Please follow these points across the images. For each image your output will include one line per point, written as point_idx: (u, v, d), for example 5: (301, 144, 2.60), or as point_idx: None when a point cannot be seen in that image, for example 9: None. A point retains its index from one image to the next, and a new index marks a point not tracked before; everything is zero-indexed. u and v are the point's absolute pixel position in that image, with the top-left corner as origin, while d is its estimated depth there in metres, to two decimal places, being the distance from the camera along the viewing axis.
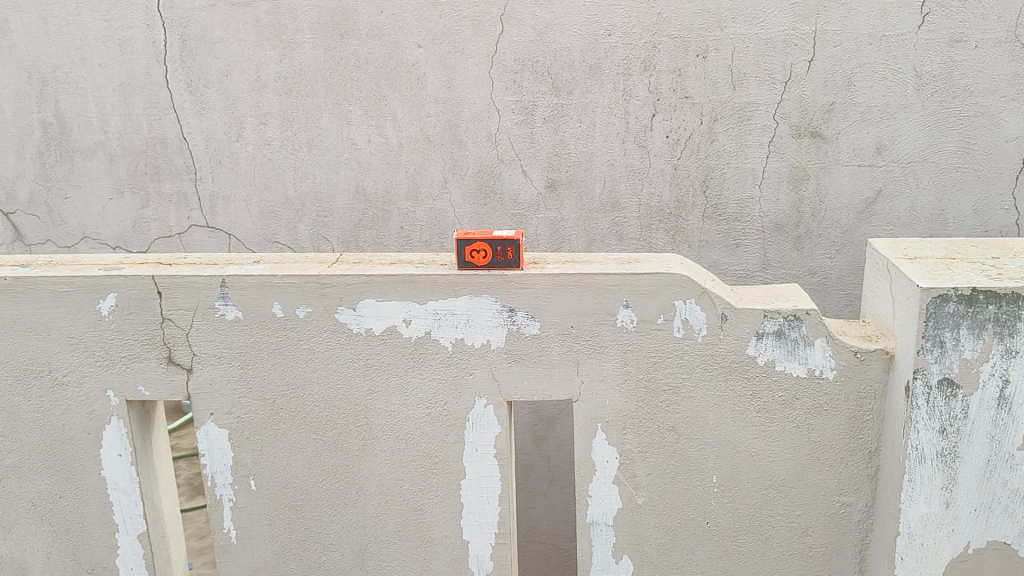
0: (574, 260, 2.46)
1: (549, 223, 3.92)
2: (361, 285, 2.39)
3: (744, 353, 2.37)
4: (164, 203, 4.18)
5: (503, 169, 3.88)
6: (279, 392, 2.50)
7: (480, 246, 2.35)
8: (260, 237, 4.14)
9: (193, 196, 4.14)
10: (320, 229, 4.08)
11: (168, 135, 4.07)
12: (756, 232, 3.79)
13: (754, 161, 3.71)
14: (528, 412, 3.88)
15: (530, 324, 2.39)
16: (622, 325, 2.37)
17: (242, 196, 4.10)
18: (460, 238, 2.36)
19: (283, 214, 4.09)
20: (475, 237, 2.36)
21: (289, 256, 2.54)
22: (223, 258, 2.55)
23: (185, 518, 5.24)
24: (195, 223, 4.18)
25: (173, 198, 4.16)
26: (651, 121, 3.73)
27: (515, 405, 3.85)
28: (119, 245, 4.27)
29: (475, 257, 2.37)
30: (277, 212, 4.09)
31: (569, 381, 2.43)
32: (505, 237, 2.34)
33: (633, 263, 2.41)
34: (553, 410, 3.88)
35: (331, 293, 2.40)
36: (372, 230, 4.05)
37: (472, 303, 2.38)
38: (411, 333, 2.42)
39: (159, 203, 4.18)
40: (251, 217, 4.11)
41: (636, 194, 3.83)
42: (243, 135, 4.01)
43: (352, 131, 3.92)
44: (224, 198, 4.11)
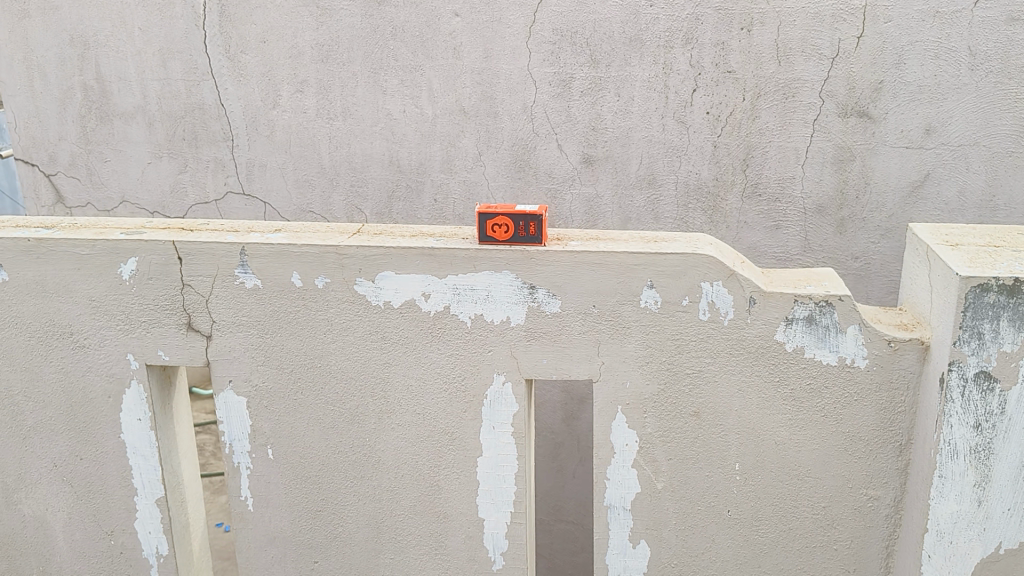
0: (599, 237, 2.39)
1: (584, 199, 3.85)
2: (379, 256, 2.35)
3: (771, 338, 2.29)
4: (201, 169, 4.18)
5: (538, 142, 3.82)
6: (297, 363, 2.48)
7: (501, 220, 2.30)
8: (294, 206, 4.13)
9: (229, 162, 4.14)
10: (354, 199, 4.07)
11: (206, 101, 4.07)
12: (798, 214, 3.67)
13: (798, 140, 3.59)
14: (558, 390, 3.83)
15: (551, 302, 2.34)
16: (646, 306, 2.30)
17: (277, 164, 4.09)
18: (482, 212, 2.31)
19: (317, 183, 4.08)
20: (497, 211, 2.30)
21: (310, 225, 2.50)
22: (243, 225, 2.52)
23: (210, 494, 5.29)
24: (230, 189, 4.18)
25: (210, 164, 4.16)
26: (691, 96, 3.63)
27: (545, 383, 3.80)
28: (157, 210, 4.29)
29: (497, 232, 2.31)
30: (311, 180, 4.07)
31: (590, 361, 2.38)
32: (528, 211, 2.28)
33: (660, 242, 2.34)
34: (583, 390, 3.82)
35: (349, 264, 2.36)
36: (405, 201, 4.02)
37: (492, 279, 2.33)
38: (430, 307, 2.38)
39: (196, 168, 4.19)
40: (286, 185, 4.11)
41: (674, 172, 3.74)
42: (279, 102, 3.99)
43: (388, 100, 3.88)
44: (260, 164, 4.11)
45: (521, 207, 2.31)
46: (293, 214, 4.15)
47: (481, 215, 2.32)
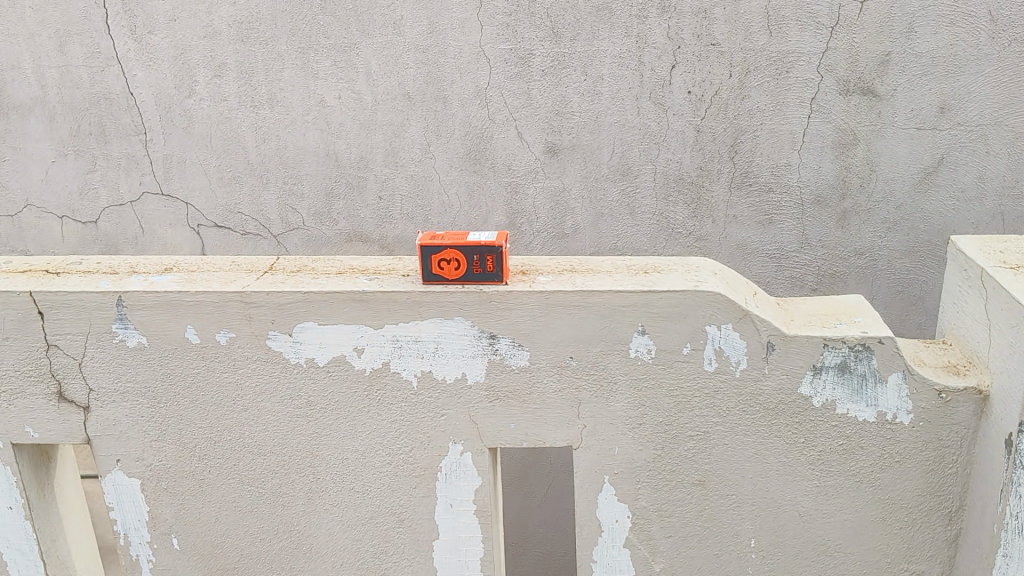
0: (574, 268, 1.91)
1: (550, 193, 3.36)
2: (298, 303, 1.84)
3: (794, 392, 1.83)
4: (113, 168, 3.62)
5: (495, 130, 3.31)
6: (202, 436, 1.97)
7: (451, 256, 1.81)
8: (220, 207, 3.60)
9: (144, 159, 3.58)
10: (286, 199, 3.54)
11: (112, 90, 3.50)
12: (794, 206, 3.21)
13: (793, 121, 3.12)
14: None
15: (518, 354, 1.85)
16: (636, 356, 1.83)
17: (198, 161, 3.54)
18: (426, 246, 1.81)
19: (244, 181, 3.54)
20: (445, 243, 1.80)
21: (213, 263, 2.00)
22: (129, 263, 2.01)
23: None
24: (147, 189, 3.63)
25: (122, 162, 3.60)
26: (670, 74, 3.14)
27: None
28: (67, 214, 3.73)
29: (447, 269, 1.82)
30: (237, 178, 3.53)
31: (568, 425, 1.91)
32: (485, 244, 1.79)
33: (652, 275, 1.87)
34: None
35: (260, 315, 1.85)
36: (346, 199, 3.50)
37: (442, 328, 1.84)
38: (364, 364, 1.89)
39: (106, 167, 3.62)
40: (210, 184, 3.57)
41: (652, 160, 3.25)
42: (196, 90, 3.43)
43: (320, 85, 3.34)
44: (179, 161, 3.55)
45: (475, 238, 1.82)
46: (220, 217, 3.62)
47: (424, 248, 1.82)
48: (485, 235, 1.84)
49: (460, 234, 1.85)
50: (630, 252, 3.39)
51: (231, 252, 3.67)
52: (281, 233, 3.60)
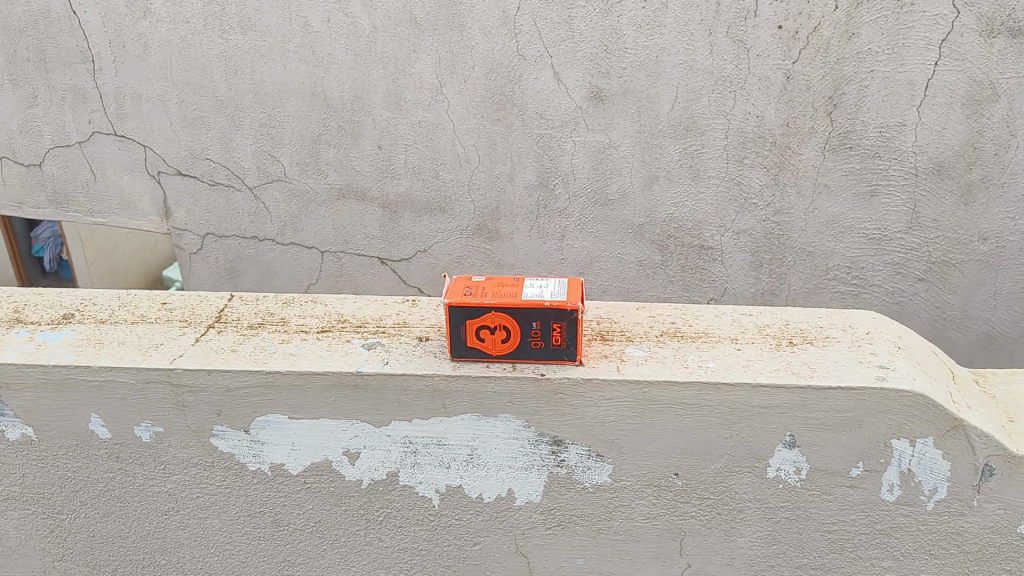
0: (678, 332, 1.28)
1: (591, 149, 2.61)
2: (258, 389, 1.20)
3: (1011, 533, 1.21)
4: (57, 103, 2.88)
5: (525, 69, 2.53)
6: (126, 560, 1.36)
7: (496, 321, 1.16)
8: (183, 151, 2.88)
9: (94, 93, 2.84)
10: (265, 145, 2.81)
11: (52, 7, 2.73)
12: (906, 175, 2.44)
13: (913, 70, 2.31)
14: None
15: (595, 469, 1.22)
16: (777, 476, 1.21)
17: (157, 97, 2.79)
18: (459, 307, 1.16)
19: (213, 121, 2.81)
20: (489, 304, 1.15)
21: (138, 307, 1.35)
22: (19, 300, 1.39)
23: None
24: (97, 128, 2.90)
25: (68, 96, 2.86)
26: (756, 3, 2.32)
27: None
28: (7, 156, 3.04)
29: (488, 341, 1.18)
30: (203, 118, 2.80)
31: (661, 561, 1.30)
32: (548, 304, 1.14)
33: (798, 349, 1.23)
34: None
35: (198, 403, 1.22)
36: (337, 148, 2.78)
37: (478, 429, 1.21)
38: (359, 474, 1.26)
39: (49, 102, 2.89)
40: (172, 124, 2.83)
41: (724, 112, 2.48)
42: (151, 9, 2.65)
43: (303, 5, 2.56)
44: (134, 96, 2.81)
45: (530, 294, 1.17)
46: (184, 162, 2.90)
47: (454, 310, 1.17)
48: (547, 287, 1.19)
49: (508, 285, 1.20)
50: (690, 224, 2.66)
51: (199, 207, 2.98)
52: (257, 186, 2.90)
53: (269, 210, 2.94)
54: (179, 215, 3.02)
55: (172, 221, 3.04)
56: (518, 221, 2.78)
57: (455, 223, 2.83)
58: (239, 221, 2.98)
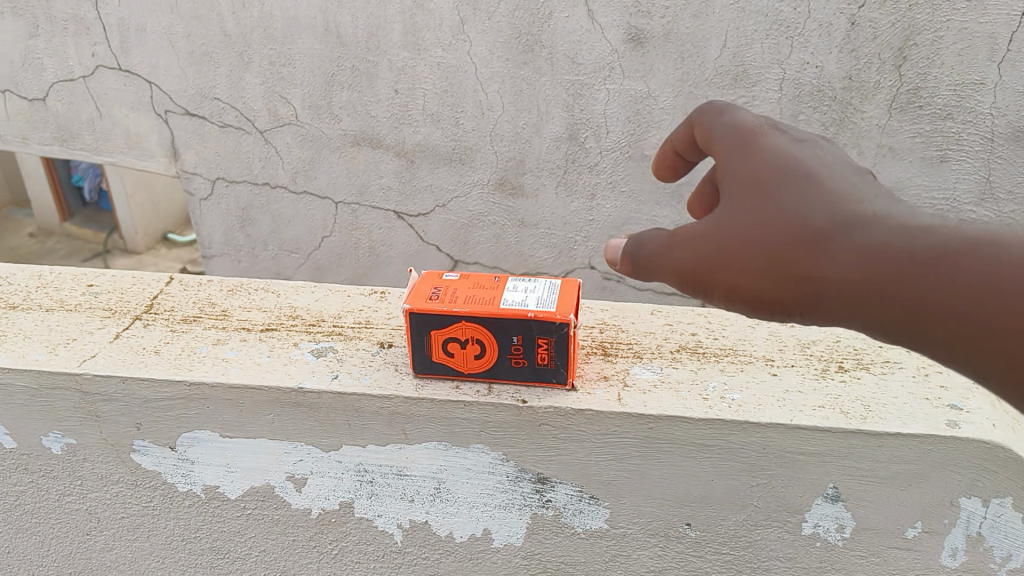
0: (697, 349, 1.04)
1: (626, 98, 2.29)
2: (181, 403, 0.99)
3: None
4: (60, 35, 2.58)
5: (556, 6, 2.20)
6: None
7: (468, 332, 0.94)
8: (190, 89, 2.60)
9: (98, 25, 2.53)
10: (276, 85, 2.52)
11: None
12: (980, 140, 2.10)
13: (997, 19, 1.97)
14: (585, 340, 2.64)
15: (589, 513, 1.00)
16: (815, 532, 0.98)
17: (163, 30, 2.50)
18: (421, 314, 0.93)
19: (220, 58, 2.51)
20: (456, 310, 0.92)
21: (61, 291, 1.14)
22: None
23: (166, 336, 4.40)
24: (101, 62, 2.61)
25: (70, 27, 2.56)
26: None
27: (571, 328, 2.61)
28: (9, 90, 2.76)
29: (456, 356, 0.96)
30: (211, 54, 2.51)
31: None
32: (532, 316, 0.91)
33: (843, 377, 0.99)
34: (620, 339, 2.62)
35: (111, 414, 1.01)
36: (353, 90, 2.48)
37: (446, 460, 0.99)
38: (306, 503, 1.05)
39: (51, 34, 2.58)
40: (179, 60, 2.55)
41: (779, 61, 2.14)
42: None
43: None
44: (138, 28, 2.52)
45: (511, 301, 0.94)
46: (192, 102, 2.62)
47: (416, 317, 0.94)
48: (535, 292, 0.96)
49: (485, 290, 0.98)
50: None
51: (208, 149, 2.72)
52: (268, 129, 2.62)
53: (281, 155, 2.67)
54: (189, 157, 2.76)
55: (180, 163, 2.78)
56: (544, 176, 2.50)
57: (476, 176, 2.55)
58: (250, 166, 2.72)
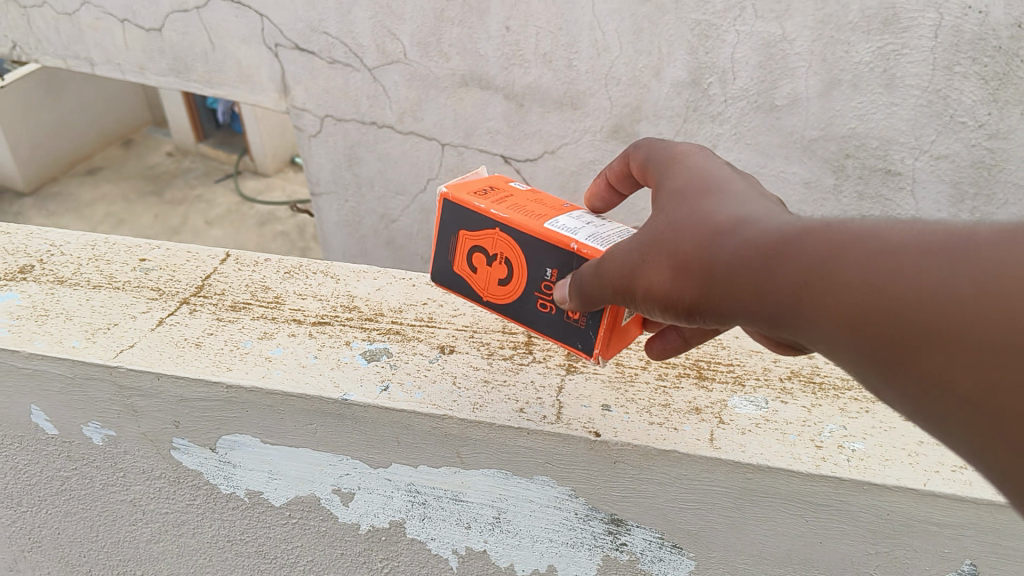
0: (807, 377, 0.89)
1: (759, 41, 2.01)
2: (219, 403, 0.89)
3: None
4: None
5: None
6: (98, 561, 1.12)
7: (496, 247, 0.83)
8: (300, 22, 2.46)
9: None
10: (385, 19, 2.35)
11: None
12: None
13: None
14: None
15: (672, 561, 0.87)
16: None
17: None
18: (456, 202, 0.85)
19: None
20: (492, 215, 0.83)
21: (112, 265, 1.06)
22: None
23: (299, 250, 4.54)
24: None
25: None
26: None
27: None
28: (128, 18, 2.71)
29: (484, 269, 0.86)
30: None
31: None
32: (574, 250, 0.76)
33: None
34: None
35: (150, 409, 0.92)
36: (462, 27, 2.28)
37: (508, 490, 0.87)
38: (354, 519, 0.95)
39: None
40: None
41: (936, 4, 1.82)
42: None
43: None
44: None
45: (558, 225, 0.80)
46: (301, 36, 2.49)
47: (449, 212, 0.86)
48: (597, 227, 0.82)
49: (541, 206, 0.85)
50: (876, 143, 2.07)
51: (317, 86, 2.61)
52: (376, 67, 2.48)
53: (389, 94, 2.54)
54: (298, 93, 2.67)
55: (290, 99, 2.70)
56: (662, 125, 2.27)
57: (588, 122, 2.35)
58: (358, 104, 2.60)
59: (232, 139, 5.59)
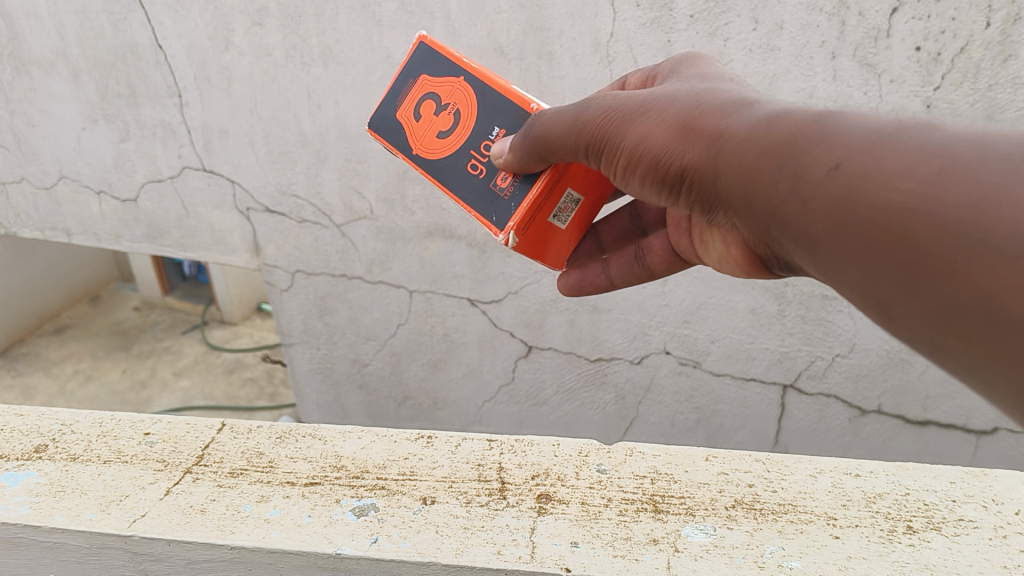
0: (752, 503, 1.01)
1: None
2: (221, 563, 0.99)
3: None
4: (148, 138, 2.59)
5: None
6: None
7: (451, 96, 1.26)
8: (271, 186, 2.57)
9: (182, 128, 2.52)
10: (352, 179, 2.47)
11: (138, 41, 2.36)
12: None
13: None
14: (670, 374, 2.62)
15: None
16: None
17: (244, 131, 2.45)
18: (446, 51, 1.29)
19: (297, 156, 2.46)
20: (460, 67, 1.27)
21: (119, 441, 1.16)
22: (13, 411, 1.24)
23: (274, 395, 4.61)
24: (187, 164, 2.62)
25: (158, 131, 2.56)
26: (887, 21, 1.78)
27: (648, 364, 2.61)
28: (104, 190, 2.82)
29: (430, 112, 1.27)
30: (288, 153, 2.46)
31: None
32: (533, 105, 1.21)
33: (908, 539, 0.94)
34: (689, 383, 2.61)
35: (161, 569, 1.02)
36: (425, 185, 2.41)
37: None
38: None
39: (142, 136, 2.59)
40: (259, 161, 2.51)
41: None
42: (233, 41, 2.27)
43: (385, 35, 2.13)
44: (220, 131, 2.48)
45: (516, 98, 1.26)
46: (271, 199, 2.61)
47: (423, 54, 1.30)
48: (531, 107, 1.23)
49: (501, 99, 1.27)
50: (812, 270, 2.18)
51: (288, 244, 2.74)
52: (345, 223, 2.60)
53: (358, 247, 2.66)
54: (270, 251, 2.80)
55: (262, 257, 2.83)
56: None
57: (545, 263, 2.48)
58: (328, 258, 2.74)
59: (195, 292, 5.76)
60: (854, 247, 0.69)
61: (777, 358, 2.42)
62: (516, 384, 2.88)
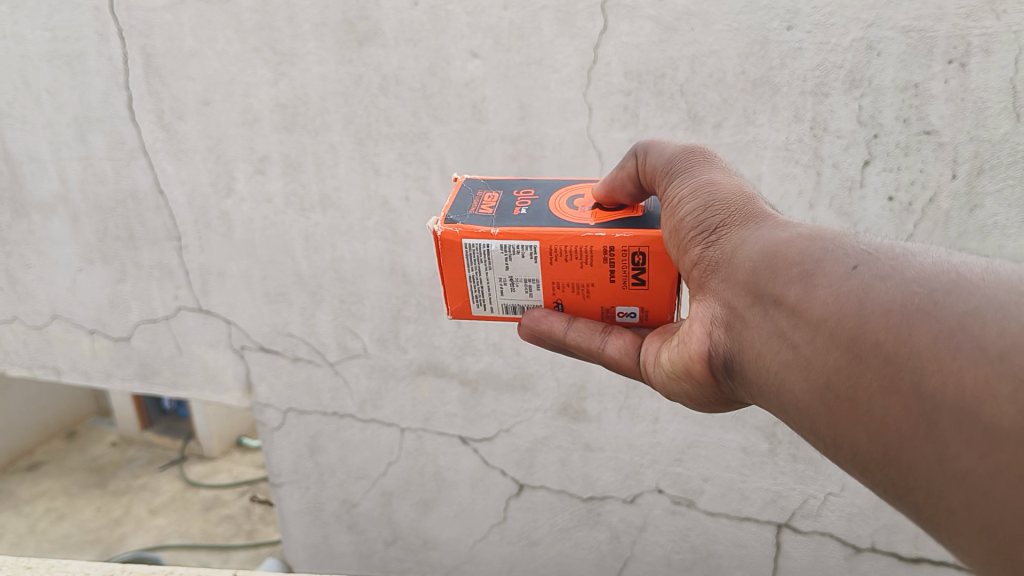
0: None
1: None
2: None
3: None
4: (145, 279, 2.63)
5: None
6: None
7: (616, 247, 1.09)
8: (266, 328, 2.61)
9: (180, 270, 2.57)
10: (346, 320, 2.52)
11: (140, 187, 2.43)
12: None
13: None
14: (664, 511, 2.62)
15: None
16: None
17: (242, 274, 2.51)
18: (654, 232, 1.06)
19: (294, 297, 2.51)
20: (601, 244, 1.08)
21: None
22: (20, 565, 1.24)
23: (253, 536, 4.50)
24: (182, 304, 2.65)
25: (155, 273, 2.61)
26: (861, 172, 1.88)
27: (642, 500, 2.61)
28: (96, 329, 2.84)
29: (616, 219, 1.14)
30: (285, 294, 2.51)
31: None
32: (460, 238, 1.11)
33: None
34: (681, 520, 2.62)
35: None
36: (418, 324, 2.46)
37: None
38: None
39: (138, 278, 2.64)
40: (255, 300, 2.56)
41: None
42: (234, 188, 2.35)
43: (382, 183, 2.23)
44: (218, 272, 2.53)
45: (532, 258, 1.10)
46: (266, 338, 2.64)
47: None
48: (515, 256, 1.10)
49: (562, 271, 1.10)
50: None
51: (280, 382, 2.75)
52: (338, 362, 2.63)
53: (350, 386, 2.68)
54: (261, 390, 2.80)
55: (253, 395, 2.82)
56: (607, 401, 2.43)
57: (539, 401, 2.51)
58: (320, 396, 2.74)
59: (176, 424, 5.73)
60: (856, 285, 0.74)
61: (770, 496, 2.44)
62: (507, 522, 2.86)
